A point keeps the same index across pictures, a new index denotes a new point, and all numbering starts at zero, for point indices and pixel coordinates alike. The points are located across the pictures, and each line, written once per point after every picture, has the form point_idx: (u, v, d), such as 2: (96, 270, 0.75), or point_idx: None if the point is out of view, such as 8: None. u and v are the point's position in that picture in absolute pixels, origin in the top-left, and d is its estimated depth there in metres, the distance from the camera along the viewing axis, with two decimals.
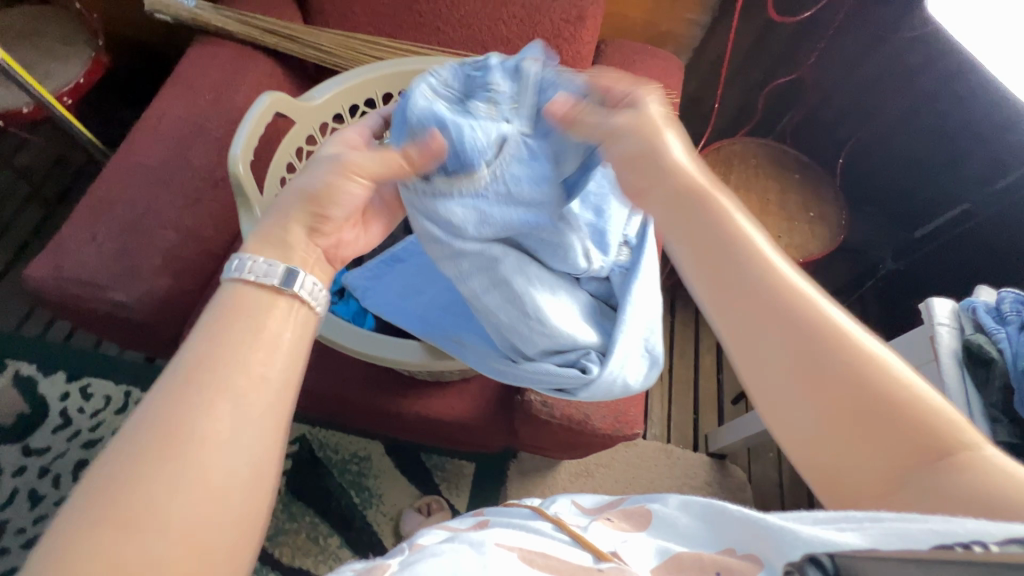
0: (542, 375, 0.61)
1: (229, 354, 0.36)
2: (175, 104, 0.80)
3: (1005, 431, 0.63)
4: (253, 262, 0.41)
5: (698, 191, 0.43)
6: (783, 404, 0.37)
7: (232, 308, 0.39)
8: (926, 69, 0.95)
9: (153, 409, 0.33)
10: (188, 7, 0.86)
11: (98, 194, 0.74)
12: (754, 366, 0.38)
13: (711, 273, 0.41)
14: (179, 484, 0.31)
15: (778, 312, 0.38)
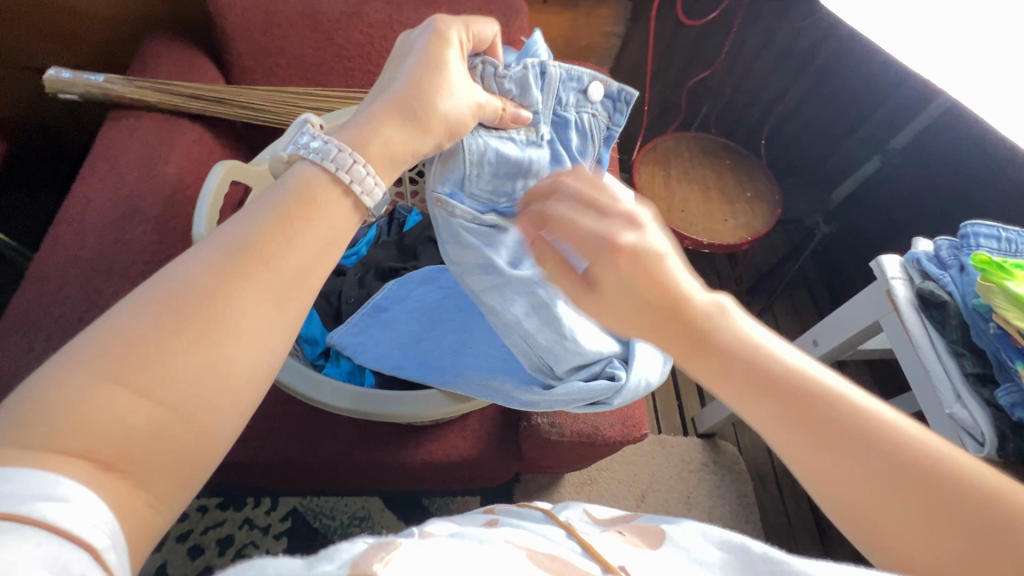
0: (574, 395, 0.55)
1: (286, 249, 0.32)
2: (101, 187, 0.74)
3: (971, 362, 0.60)
4: (335, 149, 0.37)
5: (712, 321, 0.33)
6: (890, 533, 0.29)
7: (306, 199, 0.35)
8: (826, 41, 1.11)
9: (198, 275, 0.30)
10: (98, 83, 0.80)
11: (28, 299, 0.65)
12: (850, 498, 0.30)
13: (755, 400, 0.32)
14: (201, 370, 0.28)
15: (853, 441, 0.30)
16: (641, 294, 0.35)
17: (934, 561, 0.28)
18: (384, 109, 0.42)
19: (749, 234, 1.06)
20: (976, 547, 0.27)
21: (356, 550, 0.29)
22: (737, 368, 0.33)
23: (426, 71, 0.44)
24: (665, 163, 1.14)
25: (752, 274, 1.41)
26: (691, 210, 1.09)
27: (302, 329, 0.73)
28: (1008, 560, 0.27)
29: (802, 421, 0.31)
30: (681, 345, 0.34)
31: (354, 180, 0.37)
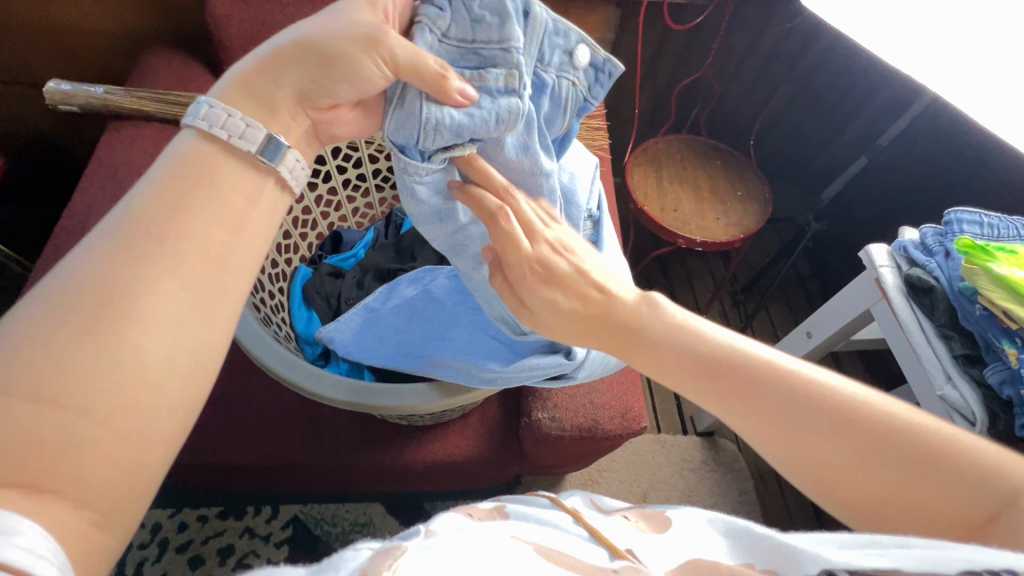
0: (528, 370, 0.58)
1: (169, 223, 0.36)
2: (101, 196, 0.75)
3: (960, 344, 0.62)
4: (241, 128, 0.39)
5: (634, 320, 0.46)
6: (832, 472, 0.39)
7: (193, 169, 0.38)
8: (815, 40, 1.14)
9: (87, 270, 0.33)
10: (97, 95, 0.81)
11: None
12: (794, 452, 0.40)
13: (704, 386, 0.43)
14: (105, 359, 0.32)
15: (779, 401, 0.40)
16: (586, 308, 0.47)
17: (844, 472, 0.38)
18: (289, 60, 0.41)
19: (742, 232, 1.08)
20: (870, 456, 0.38)
21: (361, 558, 0.31)
22: (681, 355, 0.44)
23: (348, 26, 0.40)
24: (656, 165, 1.16)
25: (746, 273, 1.43)
26: (684, 210, 1.10)
27: (302, 330, 0.74)
28: (892, 461, 0.37)
29: (739, 393, 0.41)
30: (630, 347, 0.46)
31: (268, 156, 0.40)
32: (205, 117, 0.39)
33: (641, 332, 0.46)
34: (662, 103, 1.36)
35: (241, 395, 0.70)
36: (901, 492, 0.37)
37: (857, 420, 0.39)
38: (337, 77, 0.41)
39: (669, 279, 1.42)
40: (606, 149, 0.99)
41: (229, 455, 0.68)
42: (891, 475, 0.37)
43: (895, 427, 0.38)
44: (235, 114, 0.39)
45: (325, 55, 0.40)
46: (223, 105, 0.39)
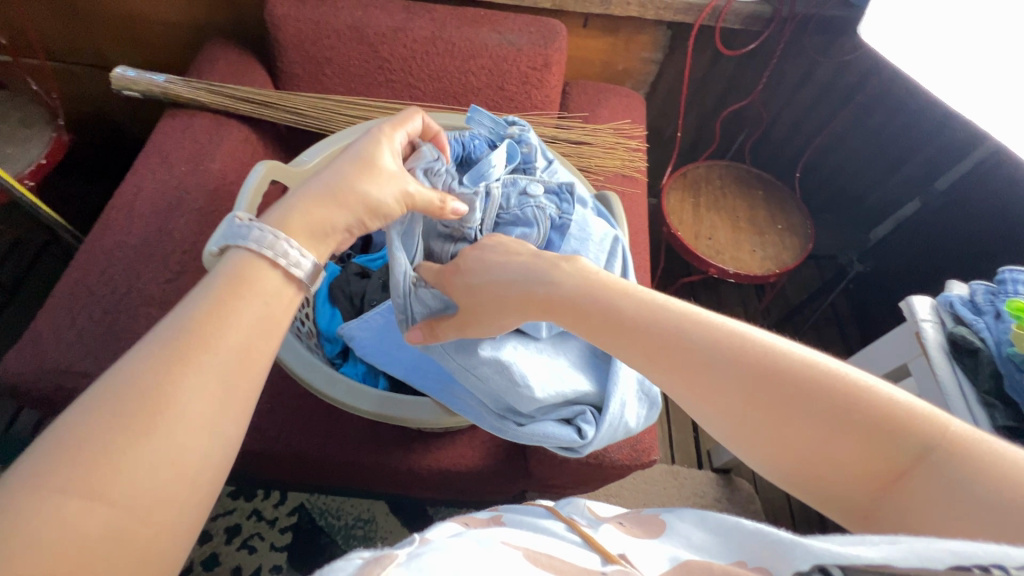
0: (540, 437, 0.59)
1: (223, 327, 0.34)
2: (152, 178, 0.79)
3: (1003, 415, 0.58)
4: (259, 230, 0.39)
5: (549, 279, 0.47)
6: (756, 435, 0.36)
7: (234, 286, 0.37)
8: (873, 74, 1.09)
9: (138, 377, 0.31)
10: (158, 83, 0.86)
11: (76, 278, 0.69)
12: (718, 414, 0.37)
13: (624, 340, 0.41)
14: (154, 465, 0.29)
15: (700, 357, 0.37)
16: (512, 286, 0.49)
17: (754, 425, 0.35)
18: (338, 183, 0.45)
19: (778, 267, 1.04)
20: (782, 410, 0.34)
21: (349, 568, 0.32)
22: (605, 306, 0.43)
23: (384, 174, 0.48)
24: (694, 190, 1.14)
25: (779, 308, 1.39)
26: (718, 238, 1.08)
27: (324, 327, 0.77)
28: (811, 419, 0.33)
29: (659, 350, 0.39)
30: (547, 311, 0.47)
31: (280, 256, 0.39)
32: (252, 238, 0.39)
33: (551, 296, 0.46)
34: (706, 128, 1.33)
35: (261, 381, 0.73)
36: (814, 448, 0.34)
37: (775, 372, 0.35)
38: (374, 213, 0.48)
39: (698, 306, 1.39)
40: (644, 171, 0.98)
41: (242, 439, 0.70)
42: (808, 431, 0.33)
43: (815, 379, 0.34)
44: (285, 237, 0.40)
45: (379, 203, 0.48)
46: (272, 228, 0.40)
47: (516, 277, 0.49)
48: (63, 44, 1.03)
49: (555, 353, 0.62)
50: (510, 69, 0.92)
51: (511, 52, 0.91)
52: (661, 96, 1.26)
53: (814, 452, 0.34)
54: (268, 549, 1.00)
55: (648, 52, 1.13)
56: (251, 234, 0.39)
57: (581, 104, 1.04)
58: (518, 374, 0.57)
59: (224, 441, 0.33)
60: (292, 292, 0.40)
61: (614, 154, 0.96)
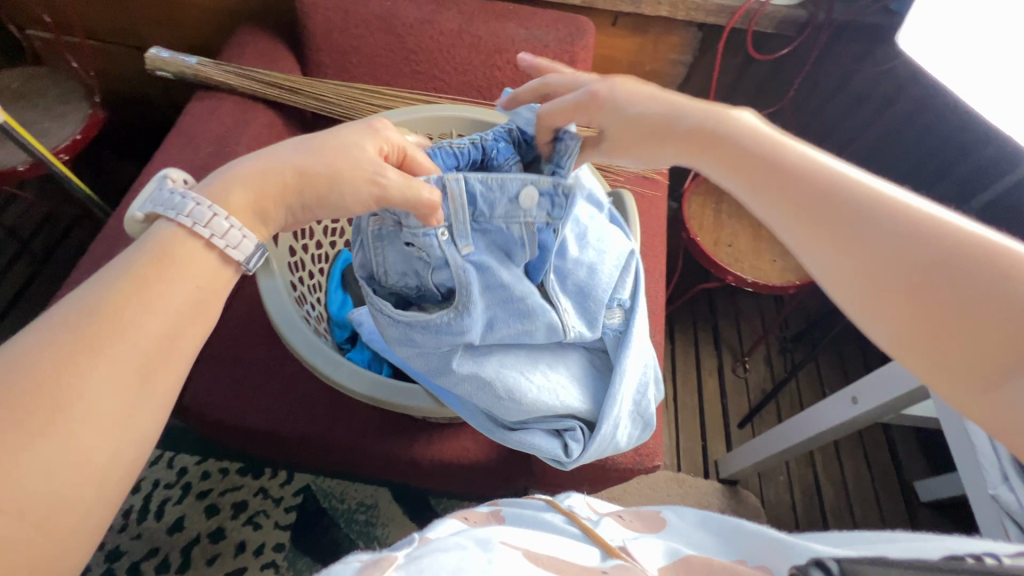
0: (527, 447, 0.60)
1: (140, 317, 0.36)
2: (178, 158, 0.80)
3: None
4: (194, 204, 0.40)
5: (716, 125, 0.44)
6: (886, 293, 0.36)
7: (157, 267, 0.38)
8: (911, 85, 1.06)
9: (44, 365, 0.32)
10: (189, 64, 0.88)
11: (100, 251, 0.72)
12: (841, 275, 0.38)
13: (763, 186, 0.41)
14: (51, 460, 0.31)
15: (847, 212, 0.37)
16: (667, 112, 0.46)
17: (885, 276, 0.36)
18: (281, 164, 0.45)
19: (798, 279, 1.02)
20: (907, 267, 0.35)
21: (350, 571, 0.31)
22: (753, 167, 0.42)
23: (343, 166, 0.45)
24: (716, 197, 1.12)
25: (799, 320, 1.36)
26: (738, 246, 1.06)
27: (335, 313, 0.78)
28: (949, 286, 0.34)
29: (804, 200, 0.39)
30: (709, 157, 0.44)
31: (216, 234, 0.40)
32: (186, 214, 0.40)
33: (712, 139, 0.44)
34: None
35: (272, 362, 0.74)
36: (942, 311, 0.34)
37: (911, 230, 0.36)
38: (319, 200, 0.46)
39: (714, 314, 1.37)
40: (665, 173, 0.96)
41: (250, 418, 0.71)
42: (938, 287, 0.34)
43: (960, 248, 0.35)
44: (225, 216, 0.41)
45: (323, 193, 0.45)
46: (210, 204, 0.41)
47: (686, 115, 0.46)
48: (104, 24, 1.07)
49: (549, 361, 0.61)
50: (536, 64, 0.92)
51: (538, 47, 0.91)
52: None
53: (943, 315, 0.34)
54: (272, 527, 1.02)
55: (677, 54, 1.12)
56: (183, 207, 0.40)
57: None
58: (502, 389, 0.57)
59: (129, 439, 0.35)
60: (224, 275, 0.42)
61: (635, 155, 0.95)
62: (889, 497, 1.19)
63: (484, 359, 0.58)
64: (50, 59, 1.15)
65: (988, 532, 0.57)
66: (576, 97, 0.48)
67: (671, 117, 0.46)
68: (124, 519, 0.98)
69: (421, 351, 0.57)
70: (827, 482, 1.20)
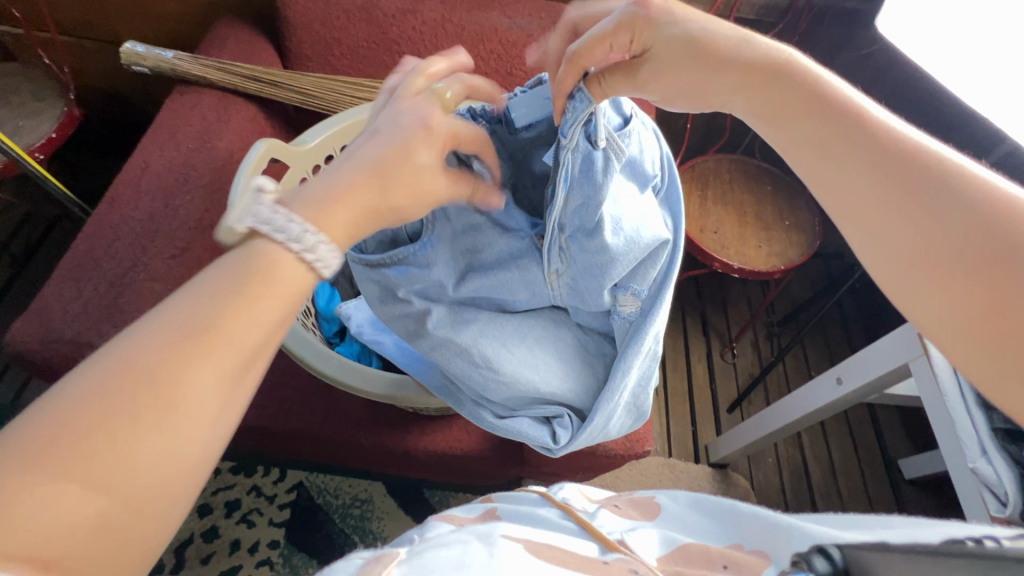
0: (513, 432, 0.62)
1: (244, 322, 0.29)
2: (159, 154, 0.79)
3: (1001, 418, 0.59)
4: (285, 218, 0.32)
5: (770, 68, 0.42)
6: (916, 245, 0.35)
7: (263, 272, 0.31)
8: (890, 69, 1.07)
9: (148, 361, 0.27)
10: (166, 59, 0.86)
11: (81, 251, 0.70)
12: (875, 232, 0.37)
13: (809, 124, 0.40)
14: (156, 457, 0.26)
15: (899, 164, 0.36)
16: (724, 40, 0.42)
17: (920, 234, 0.35)
18: (344, 173, 0.37)
19: (783, 263, 1.03)
20: (938, 217, 0.34)
21: (352, 568, 0.30)
22: (813, 119, 0.40)
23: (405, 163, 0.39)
24: (702, 183, 1.13)
25: (785, 305, 1.38)
26: (724, 232, 1.07)
27: (322, 307, 0.77)
28: (991, 256, 0.32)
29: (860, 150, 0.38)
30: (762, 103, 0.42)
31: (306, 250, 0.32)
32: (275, 232, 0.32)
33: (774, 80, 0.42)
34: (717, 120, 1.31)
35: None
36: (972, 279, 0.32)
37: (968, 195, 0.34)
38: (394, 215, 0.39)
39: (702, 300, 1.38)
40: None
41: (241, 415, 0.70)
42: (946, 236, 0.34)
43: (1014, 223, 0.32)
44: (316, 232, 0.33)
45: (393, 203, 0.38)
46: (301, 219, 0.33)
47: (744, 48, 0.42)
48: (76, 19, 1.04)
49: (542, 343, 0.59)
50: (520, 54, 0.91)
51: (521, 37, 0.90)
52: None
53: (964, 282, 0.33)
54: (266, 525, 1.01)
55: None
56: (275, 221, 0.32)
57: None
58: (480, 357, 0.58)
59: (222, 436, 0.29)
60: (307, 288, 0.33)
61: None
62: (874, 474, 1.22)
63: (474, 334, 0.57)
64: (21, 55, 1.12)
65: (969, 505, 0.59)
66: (618, 15, 0.43)
67: (716, 60, 0.42)
68: None
69: (403, 313, 0.58)
70: (814, 463, 1.22)
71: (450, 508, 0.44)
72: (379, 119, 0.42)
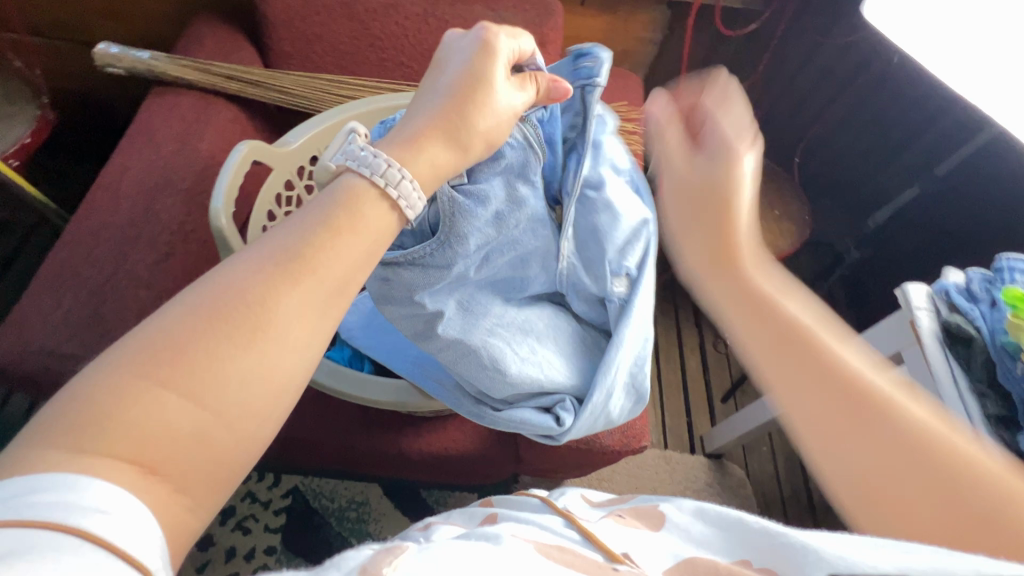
0: (517, 423, 0.60)
1: (336, 257, 0.32)
2: (138, 157, 0.77)
3: (993, 404, 0.59)
4: (385, 162, 0.36)
5: (725, 211, 0.45)
6: (820, 424, 0.39)
7: (354, 212, 0.34)
8: (875, 57, 1.07)
9: (248, 283, 0.29)
10: (143, 59, 0.84)
11: (60, 260, 0.68)
12: (796, 401, 0.40)
13: (733, 290, 0.44)
14: (246, 379, 0.28)
15: (798, 347, 0.41)
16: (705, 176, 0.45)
17: (831, 423, 0.39)
18: (424, 120, 0.40)
19: (774, 253, 1.03)
20: (841, 406, 0.39)
21: (363, 558, 0.29)
22: (754, 312, 0.43)
23: (479, 113, 0.41)
24: None
25: None
26: None
27: None
28: (887, 444, 0.36)
29: (756, 314, 0.43)
30: (718, 267, 0.45)
31: (400, 195, 0.36)
32: (373, 167, 0.35)
33: (727, 230, 0.45)
34: None
35: None
36: (881, 469, 0.36)
37: (846, 372, 0.40)
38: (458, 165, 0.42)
39: None
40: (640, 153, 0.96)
41: None
42: (852, 432, 0.38)
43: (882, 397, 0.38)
44: (409, 175, 0.36)
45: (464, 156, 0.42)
46: (398, 162, 0.36)
47: (726, 183, 0.45)
48: (46, 19, 1.01)
49: (536, 331, 0.59)
50: None
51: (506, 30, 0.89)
52: (660, 79, 1.24)
53: (871, 474, 0.37)
54: (262, 531, 1.00)
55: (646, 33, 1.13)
56: (373, 165, 0.36)
57: None
58: (483, 355, 0.57)
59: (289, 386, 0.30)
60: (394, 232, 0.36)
61: None
62: None
63: (468, 326, 0.57)
64: None
65: None
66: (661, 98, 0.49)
67: (711, 211, 0.45)
68: None
69: (406, 313, 0.56)
70: None
71: (449, 513, 0.43)
72: (453, 69, 0.42)
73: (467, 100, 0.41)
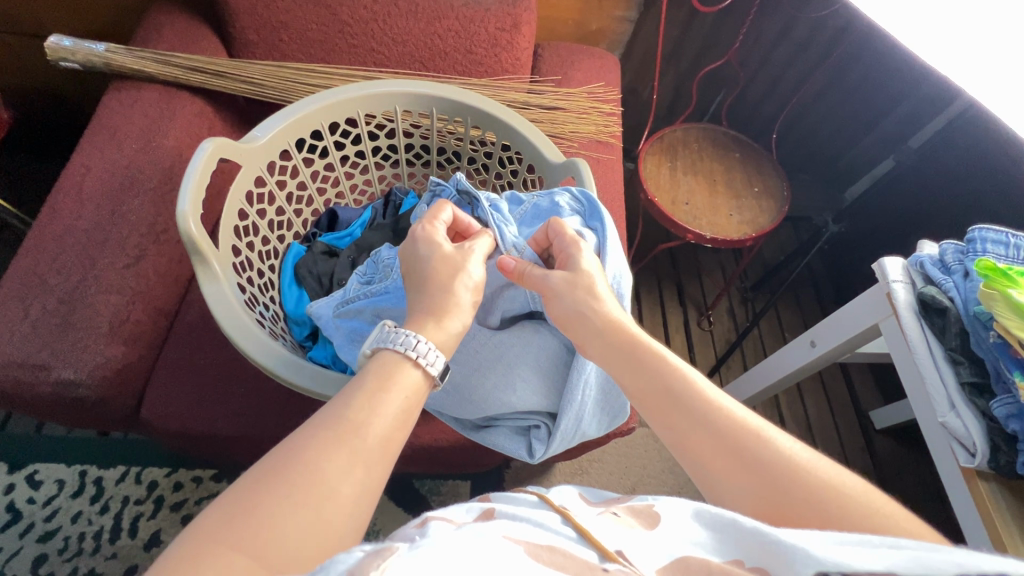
0: (496, 445, 0.64)
1: (372, 417, 0.40)
2: (100, 156, 0.74)
3: (968, 371, 0.60)
4: (408, 337, 0.46)
5: (584, 281, 0.53)
6: (711, 467, 0.42)
7: (384, 377, 0.43)
8: (848, 31, 1.07)
9: (307, 452, 0.36)
10: (99, 53, 0.80)
11: (24, 266, 0.66)
12: (685, 447, 0.44)
13: (615, 360, 0.49)
14: (308, 530, 0.34)
15: (678, 400, 0.45)
16: (578, 264, 0.55)
17: (718, 461, 0.42)
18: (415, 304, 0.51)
19: (755, 231, 1.04)
20: (726, 456, 0.42)
21: (353, 560, 0.28)
22: (630, 365, 0.48)
23: (441, 279, 0.52)
24: (672, 154, 1.12)
25: (757, 271, 1.40)
26: (695, 204, 1.07)
27: (291, 310, 0.75)
28: (768, 473, 0.40)
29: (640, 371, 0.48)
30: (602, 338, 0.51)
31: (419, 355, 0.45)
32: (399, 343, 0.45)
33: (594, 297, 0.52)
34: (684, 89, 1.29)
35: (234, 364, 0.71)
36: (774, 486, 0.39)
37: (718, 416, 0.43)
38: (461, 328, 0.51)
39: (677, 272, 1.39)
40: (620, 136, 0.95)
41: (215, 425, 0.67)
42: (735, 470, 0.41)
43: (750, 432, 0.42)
44: (421, 338, 0.46)
45: (460, 313, 0.51)
46: (413, 334, 0.46)
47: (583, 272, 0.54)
48: None
49: (518, 352, 0.62)
50: (479, 30, 0.88)
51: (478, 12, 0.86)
52: (637, 58, 1.23)
53: (769, 495, 0.39)
54: None
55: (622, 11, 1.12)
56: (405, 341, 0.45)
57: (554, 65, 0.99)
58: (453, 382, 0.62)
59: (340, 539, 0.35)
60: (424, 388, 0.45)
61: (588, 119, 0.93)
62: (849, 426, 1.27)
63: (454, 359, 0.63)
64: None
65: (941, 459, 0.61)
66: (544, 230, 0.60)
67: (589, 296, 0.52)
68: (95, 541, 0.94)
69: None
70: (792, 421, 1.26)
71: (446, 506, 0.40)
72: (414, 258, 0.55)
73: (448, 275, 0.53)
